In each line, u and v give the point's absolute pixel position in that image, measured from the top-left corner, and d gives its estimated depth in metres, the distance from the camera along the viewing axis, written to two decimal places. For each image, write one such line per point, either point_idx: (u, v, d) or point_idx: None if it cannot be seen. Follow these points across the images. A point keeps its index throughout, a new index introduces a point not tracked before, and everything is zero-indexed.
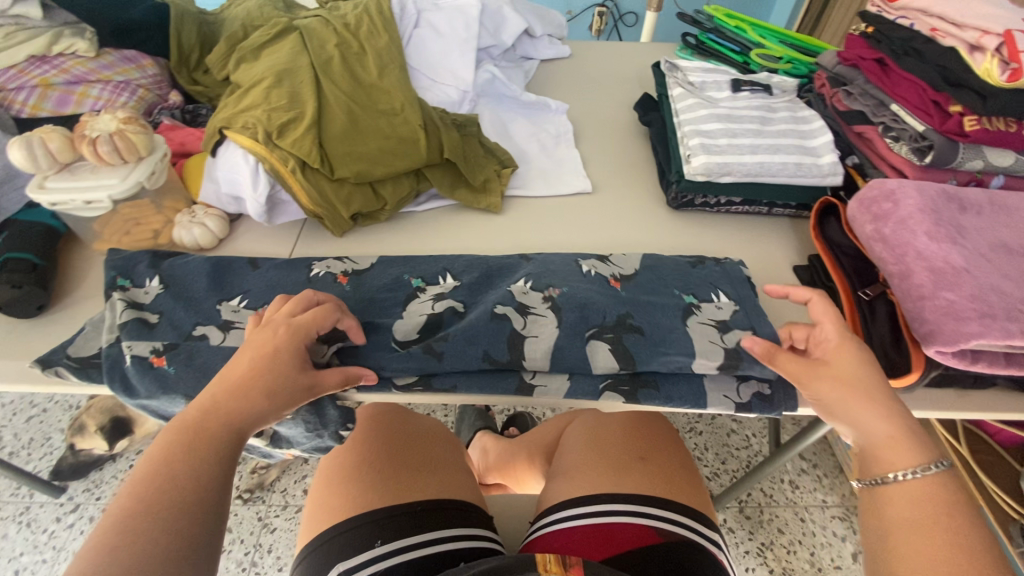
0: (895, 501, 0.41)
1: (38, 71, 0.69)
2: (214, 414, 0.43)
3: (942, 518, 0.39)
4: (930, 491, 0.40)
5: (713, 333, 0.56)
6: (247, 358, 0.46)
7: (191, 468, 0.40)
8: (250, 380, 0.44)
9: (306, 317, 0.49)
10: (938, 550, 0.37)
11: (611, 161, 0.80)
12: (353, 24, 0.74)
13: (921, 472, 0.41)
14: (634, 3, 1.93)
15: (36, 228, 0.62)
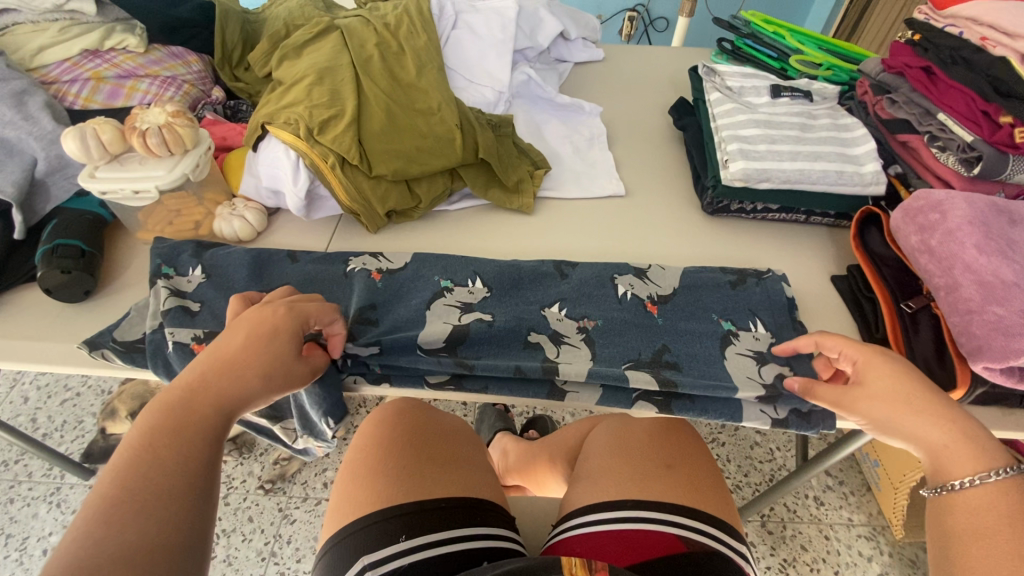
0: (963, 509, 0.38)
1: (91, 65, 0.72)
2: (200, 396, 0.41)
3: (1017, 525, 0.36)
4: (1004, 496, 0.37)
5: (751, 368, 0.55)
6: (238, 338, 0.45)
7: (176, 452, 0.38)
8: (243, 359, 0.43)
9: (306, 308, 0.49)
10: (1013, 555, 0.34)
11: (644, 165, 0.80)
12: (392, 24, 0.75)
13: (993, 476, 0.38)
14: (665, 8, 1.92)
15: (86, 217, 0.64)
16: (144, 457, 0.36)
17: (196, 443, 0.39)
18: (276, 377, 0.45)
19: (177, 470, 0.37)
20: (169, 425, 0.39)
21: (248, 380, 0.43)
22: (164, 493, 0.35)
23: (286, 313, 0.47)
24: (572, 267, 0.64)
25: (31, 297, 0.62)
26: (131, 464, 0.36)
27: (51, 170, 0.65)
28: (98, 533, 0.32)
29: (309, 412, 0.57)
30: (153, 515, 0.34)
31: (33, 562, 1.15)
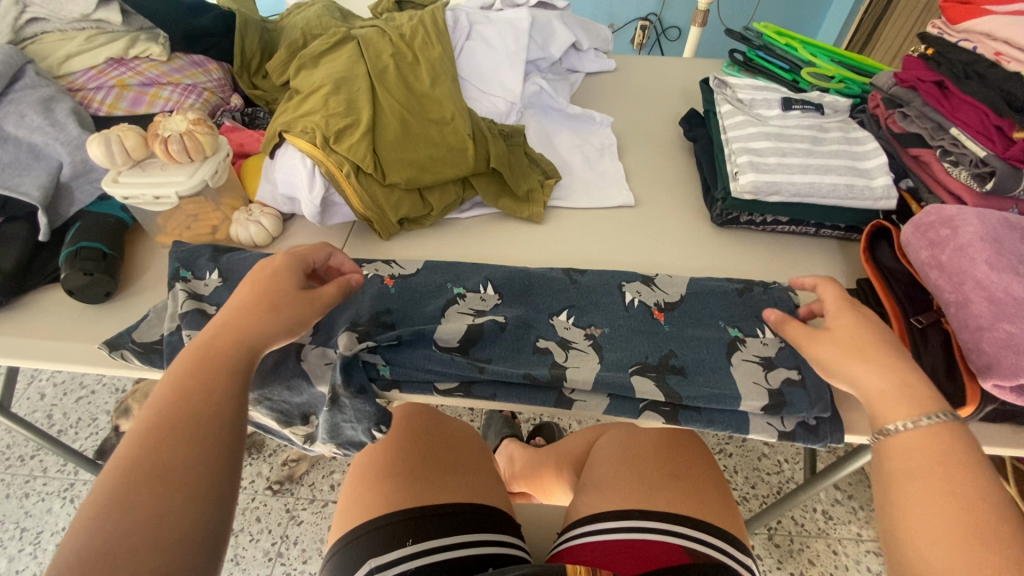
0: (900, 453, 0.41)
1: (116, 72, 0.74)
2: (224, 338, 0.42)
3: (948, 466, 0.39)
4: (934, 438, 0.40)
5: (757, 373, 0.56)
6: (249, 285, 0.46)
7: (205, 389, 0.39)
8: (257, 304, 0.44)
9: (301, 249, 0.51)
10: (944, 498, 0.37)
11: (655, 176, 0.80)
12: (408, 35, 0.76)
13: (929, 421, 0.41)
14: (677, 17, 1.93)
15: (108, 220, 0.66)
16: (175, 394, 0.38)
17: (223, 380, 0.40)
18: (292, 313, 0.45)
19: (207, 406, 0.38)
20: (195, 366, 0.40)
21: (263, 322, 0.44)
22: (196, 427, 0.37)
23: (286, 256, 0.49)
24: (581, 274, 0.65)
25: (53, 298, 0.64)
26: (164, 402, 0.38)
27: (75, 175, 0.67)
28: (137, 463, 0.34)
29: (354, 424, 0.56)
30: (188, 447, 0.36)
31: (46, 556, 1.17)
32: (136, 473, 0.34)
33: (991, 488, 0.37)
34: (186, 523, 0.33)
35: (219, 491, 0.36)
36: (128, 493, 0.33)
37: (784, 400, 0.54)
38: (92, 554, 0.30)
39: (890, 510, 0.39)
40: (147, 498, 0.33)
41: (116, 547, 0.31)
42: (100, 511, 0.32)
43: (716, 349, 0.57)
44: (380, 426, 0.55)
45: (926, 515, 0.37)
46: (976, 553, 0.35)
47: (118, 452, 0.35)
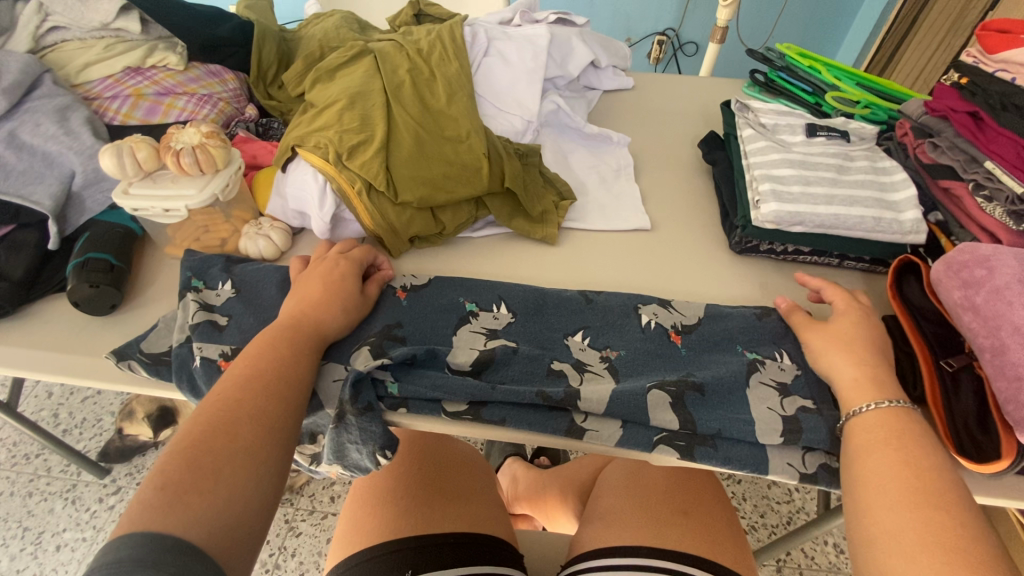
0: (865, 429, 0.48)
1: (132, 82, 0.74)
2: (300, 325, 0.54)
3: (901, 439, 0.46)
4: (894, 419, 0.47)
5: (772, 399, 0.54)
6: (320, 285, 0.58)
7: (285, 357, 0.50)
8: (329, 298, 0.57)
9: (354, 254, 0.63)
10: (899, 465, 0.44)
11: (672, 198, 0.78)
12: (425, 50, 0.76)
13: (890, 405, 0.48)
14: (695, 33, 1.92)
15: (116, 230, 0.65)
16: (260, 354, 0.50)
17: (299, 352, 0.51)
18: (351, 313, 0.58)
19: (286, 370, 0.49)
20: (276, 340, 0.51)
21: (331, 314, 0.56)
22: (276, 383, 0.48)
23: (346, 263, 0.61)
24: (596, 294, 0.64)
25: (60, 305, 0.63)
26: (253, 363, 0.49)
27: (86, 184, 0.66)
28: (230, 400, 0.45)
29: (360, 447, 0.54)
30: (270, 395, 0.47)
31: (45, 558, 1.16)
32: (228, 408, 0.44)
33: (938, 462, 0.44)
34: (265, 448, 0.43)
35: (287, 435, 0.46)
36: (224, 420, 0.43)
37: (801, 427, 0.52)
38: (196, 455, 0.40)
39: (853, 477, 0.46)
40: (235, 425, 0.43)
41: (213, 454, 0.41)
42: (201, 428, 0.42)
43: (732, 377, 0.55)
44: (386, 450, 0.54)
45: (884, 480, 0.44)
46: (924, 509, 0.41)
47: (212, 398, 0.45)
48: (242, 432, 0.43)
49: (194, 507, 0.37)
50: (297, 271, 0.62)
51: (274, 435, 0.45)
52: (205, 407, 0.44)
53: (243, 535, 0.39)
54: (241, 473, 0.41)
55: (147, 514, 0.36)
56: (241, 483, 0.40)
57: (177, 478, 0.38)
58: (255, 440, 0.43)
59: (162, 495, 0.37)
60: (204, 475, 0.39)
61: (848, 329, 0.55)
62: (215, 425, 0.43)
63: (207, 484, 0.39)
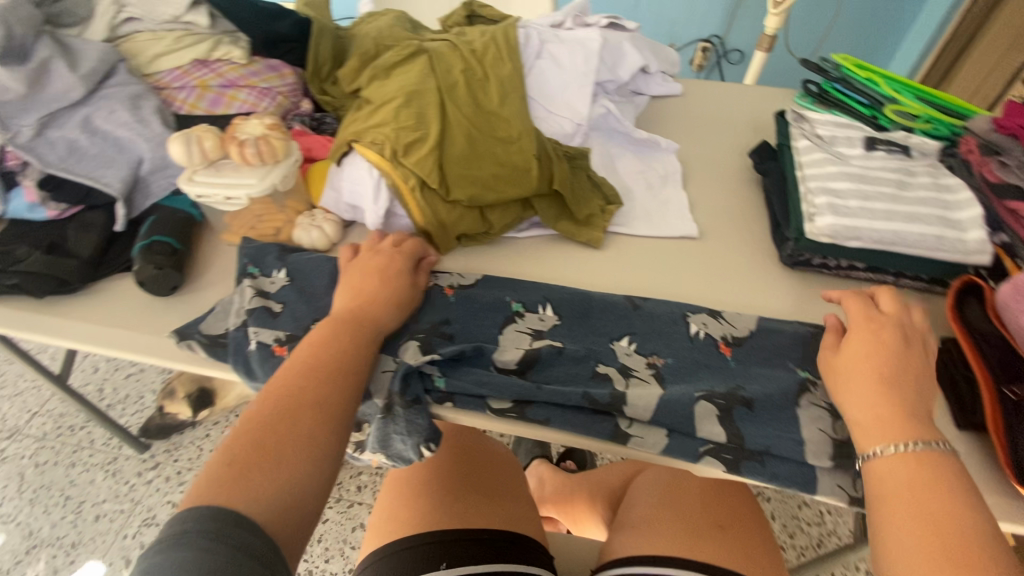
0: (883, 476, 0.46)
1: (199, 74, 0.76)
2: (361, 317, 0.55)
3: (921, 487, 0.44)
4: (913, 463, 0.45)
5: (825, 422, 0.52)
6: (378, 280, 0.59)
7: (344, 347, 0.52)
8: (383, 291, 0.58)
9: (407, 246, 0.64)
10: (918, 519, 0.42)
11: (721, 207, 0.77)
12: (479, 50, 0.77)
13: (910, 446, 0.45)
14: (741, 40, 1.88)
15: (179, 216, 0.68)
16: (322, 341, 0.52)
17: (357, 342, 0.53)
18: (403, 305, 0.59)
19: (344, 359, 0.51)
20: (336, 330, 0.53)
21: (388, 309, 0.57)
22: (335, 371, 0.50)
23: (399, 257, 0.62)
24: (643, 300, 0.64)
25: (125, 285, 0.66)
26: (314, 349, 0.51)
27: (153, 169, 0.69)
28: (291, 386, 0.48)
29: (404, 438, 0.55)
30: (328, 382, 0.49)
31: (86, 526, 1.22)
32: (289, 393, 0.47)
33: (962, 511, 0.42)
34: (322, 434, 0.46)
35: (341, 421, 0.48)
36: (285, 405, 0.47)
37: (854, 451, 0.51)
38: (259, 437, 0.44)
39: (879, 536, 0.44)
40: (295, 410, 0.46)
41: (273, 438, 0.44)
42: (264, 412, 0.46)
43: (781, 393, 0.54)
44: (430, 442, 0.55)
45: (911, 544, 0.42)
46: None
47: (276, 380, 0.49)
48: (299, 419, 0.46)
49: (253, 486, 0.41)
50: (348, 260, 0.63)
51: (329, 422, 0.47)
52: (269, 389, 0.48)
53: (297, 514, 0.43)
54: (297, 457, 0.44)
55: (214, 489, 0.41)
56: (297, 467, 0.44)
57: (242, 458, 0.43)
58: (312, 426, 0.46)
59: (227, 474, 0.42)
60: (264, 456, 0.43)
61: (861, 355, 0.51)
62: (277, 410, 0.46)
63: (267, 464, 0.43)
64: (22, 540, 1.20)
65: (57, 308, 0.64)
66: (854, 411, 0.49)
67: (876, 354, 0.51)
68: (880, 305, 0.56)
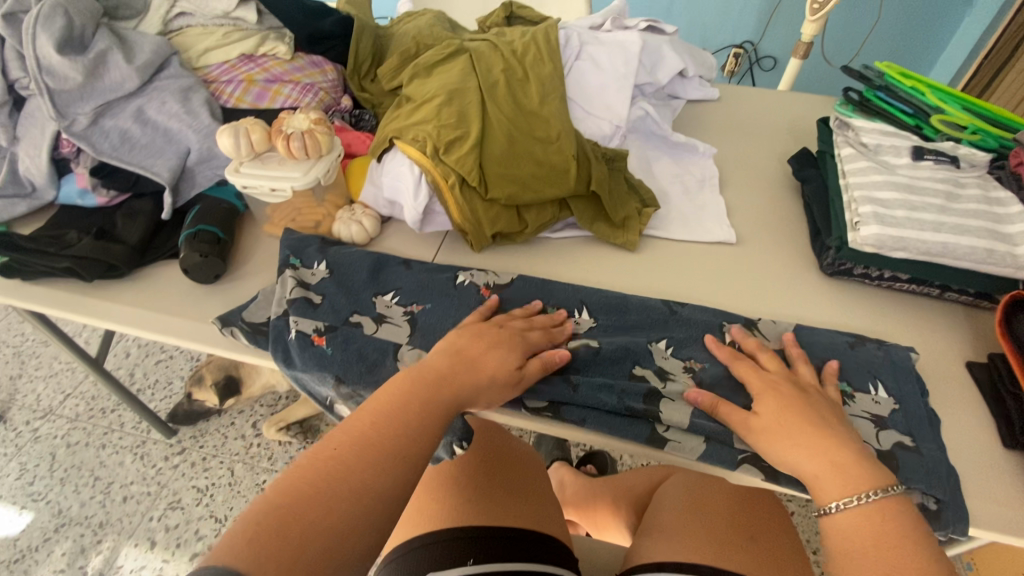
0: (843, 529, 0.44)
1: (246, 68, 0.78)
2: (453, 389, 0.48)
3: (883, 541, 0.42)
4: (871, 517, 0.44)
5: (868, 429, 0.52)
6: (478, 349, 0.52)
7: (426, 423, 0.45)
8: (474, 361, 0.51)
9: (533, 336, 0.56)
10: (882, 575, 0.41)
11: (758, 214, 0.77)
12: (519, 51, 0.77)
13: (867, 497, 0.44)
14: (774, 47, 1.86)
15: (222, 206, 0.70)
16: (407, 404, 0.46)
17: (442, 416, 0.46)
18: (504, 390, 0.52)
19: (422, 438, 0.44)
20: (417, 396, 0.46)
21: (478, 391, 0.50)
22: (412, 452, 0.43)
23: (516, 338, 0.54)
24: (680, 305, 0.63)
25: (169, 271, 0.68)
26: (398, 412, 0.45)
27: (199, 160, 0.71)
28: (363, 452, 0.41)
29: (437, 435, 0.56)
30: (403, 459, 0.42)
31: (113, 507, 1.25)
32: (361, 456, 0.41)
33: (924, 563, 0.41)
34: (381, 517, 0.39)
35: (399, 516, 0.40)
36: (350, 474, 0.40)
37: (897, 465, 0.50)
38: (310, 502, 0.37)
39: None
40: (362, 479, 0.40)
41: (329, 504, 0.38)
42: (327, 469, 0.40)
43: None
44: (462, 441, 0.56)
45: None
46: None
47: (346, 433, 0.42)
48: (360, 489, 0.39)
49: (296, 560, 0.34)
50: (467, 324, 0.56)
51: (391, 505, 0.40)
52: (336, 443, 0.42)
53: None
54: (344, 544, 0.37)
55: (252, 547, 0.34)
56: (336, 555, 0.36)
57: (291, 521, 0.36)
58: (373, 506, 0.39)
59: (274, 533, 0.35)
60: (308, 530, 0.36)
61: (778, 415, 0.50)
62: (340, 477, 0.39)
63: (310, 539, 0.36)
64: (52, 518, 1.24)
65: (105, 291, 0.66)
66: (805, 463, 0.47)
67: (786, 411, 0.50)
68: (766, 362, 0.55)
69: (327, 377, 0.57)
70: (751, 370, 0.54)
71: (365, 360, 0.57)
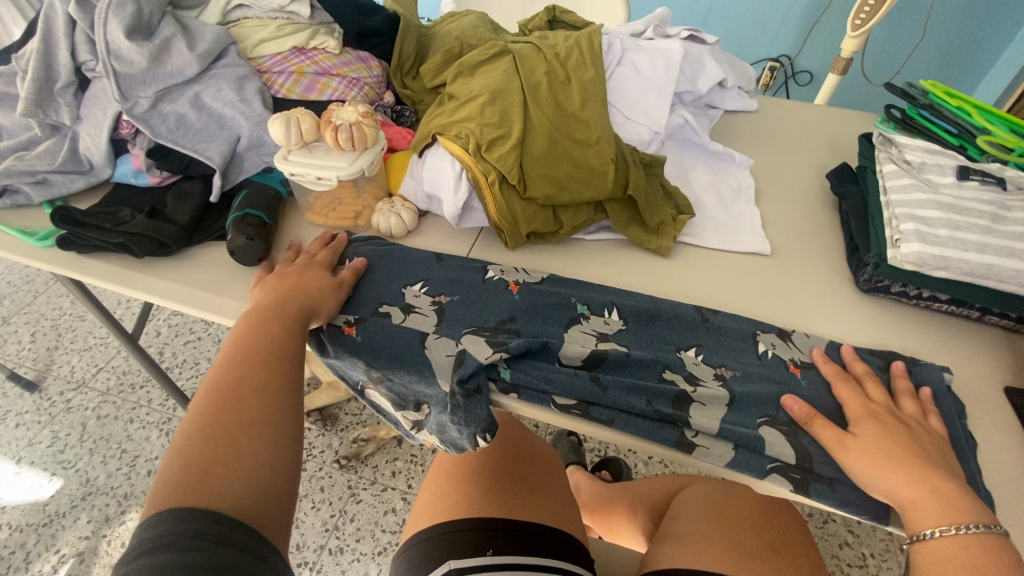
0: (932, 555, 0.44)
1: (296, 60, 0.80)
2: (284, 309, 0.57)
3: (984, 574, 0.41)
4: (968, 548, 0.43)
5: None
6: (292, 278, 0.61)
7: (279, 339, 0.53)
8: (305, 285, 0.60)
9: (323, 254, 0.66)
10: None
11: (794, 227, 0.76)
12: (562, 54, 0.78)
13: (961, 528, 0.43)
14: (812, 62, 1.84)
15: (268, 192, 0.72)
16: (257, 335, 0.53)
17: (289, 329, 0.55)
18: (332, 298, 0.61)
19: (281, 349, 0.52)
20: (266, 324, 0.54)
21: (317, 302, 0.59)
22: (274, 361, 0.51)
23: (315, 260, 0.65)
24: (713, 313, 0.63)
25: (215, 252, 0.71)
26: (250, 343, 0.52)
27: (249, 147, 0.74)
28: (233, 383, 0.47)
29: (461, 427, 0.56)
30: (272, 371, 0.50)
31: (138, 479, 1.29)
32: (236, 384, 0.47)
33: None
34: (275, 417, 0.47)
35: (293, 407, 0.49)
36: (233, 401, 0.46)
37: None
38: (216, 435, 0.43)
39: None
40: (244, 400, 0.46)
41: (228, 426, 0.44)
42: (211, 405, 0.45)
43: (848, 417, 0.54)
44: (486, 433, 0.56)
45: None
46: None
47: (214, 375, 0.48)
48: (249, 399, 0.46)
49: (223, 477, 0.40)
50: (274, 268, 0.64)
51: (281, 407, 0.48)
52: (211, 386, 0.47)
53: (273, 500, 0.42)
54: (263, 451, 0.44)
55: (179, 486, 0.38)
56: (255, 459, 0.43)
57: (200, 455, 0.41)
58: (266, 413, 0.46)
59: (189, 468, 0.40)
60: (228, 454, 0.42)
61: (876, 436, 0.50)
62: (225, 407, 0.45)
63: (231, 461, 0.42)
64: (80, 486, 1.28)
65: (154, 268, 0.68)
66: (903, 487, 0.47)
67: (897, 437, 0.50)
68: (869, 387, 0.56)
69: (357, 363, 0.60)
70: (852, 394, 0.54)
71: (396, 349, 0.59)
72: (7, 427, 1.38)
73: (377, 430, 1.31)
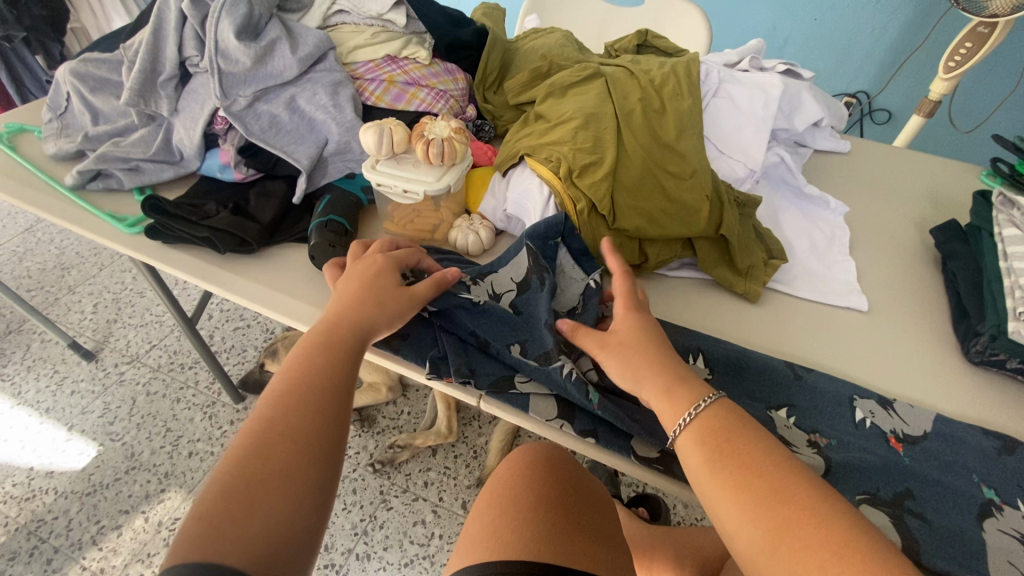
0: (699, 441, 0.45)
1: (388, 69, 0.80)
2: (336, 329, 0.54)
3: (734, 439, 0.45)
4: (712, 421, 0.46)
5: (1016, 554, 0.47)
6: (350, 288, 0.57)
7: (318, 368, 0.51)
8: (363, 299, 0.55)
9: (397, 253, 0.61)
10: (756, 477, 0.42)
11: (892, 283, 0.71)
12: (657, 81, 0.75)
13: (692, 415, 0.47)
14: (891, 101, 1.76)
15: (349, 199, 0.72)
16: (299, 363, 0.51)
17: (333, 356, 0.52)
18: (388, 308, 0.56)
19: (317, 380, 0.50)
20: (313, 352, 0.52)
21: (372, 320, 0.55)
22: (310, 398, 0.49)
23: (384, 260, 0.60)
24: (806, 371, 0.59)
25: (292, 254, 0.71)
26: (292, 372, 0.50)
27: (335, 152, 0.74)
28: (264, 425, 0.46)
29: None
30: (307, 410, 0.48)
31: (179, 460, 1.31)
32: (268, 421, 0.46)
33: (758, 447, 0.44)
34: (303, 463, 0.45)
35: (321, 448, 0.47)
36: (259, 443, 0.44)
37: None
38: (235, 483, 0.42)
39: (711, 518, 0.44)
40: (271, 442, 0.45)
41: (248, 474, 0.43)
42: (240, 449, 0.44)
43: (959, 507, 0.49)
44: None
45: (746, 519, 0.41)
46: (793, 544, 0.39)
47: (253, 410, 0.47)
48: (279, 441, 0.45)
49: (230, 535, 0.39)
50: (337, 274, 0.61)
51: (310, 451, 0.46)
52: (246, 425, 0.46)
53: (287, 558, 0.41)
54: (279, 504, 0.42)
55: (187, 544, 0.38)
56: (269, 513, 0.41)
57: (214, 509, 0.40)
58: (293, 458, 0.45)
59: (200, 523, 0.39)
60: (241, 504, 0.41)
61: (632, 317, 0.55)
62: (251, 451, 0.44)
63: (241, 517, 0.40)
64: (125, 459, 1.31)
65: (233, 265, 0.68)
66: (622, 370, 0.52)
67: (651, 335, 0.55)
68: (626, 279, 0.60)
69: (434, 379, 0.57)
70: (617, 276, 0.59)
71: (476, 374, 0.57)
72: (63, 393, 1.43)
73: (414, 438, 1.30)
